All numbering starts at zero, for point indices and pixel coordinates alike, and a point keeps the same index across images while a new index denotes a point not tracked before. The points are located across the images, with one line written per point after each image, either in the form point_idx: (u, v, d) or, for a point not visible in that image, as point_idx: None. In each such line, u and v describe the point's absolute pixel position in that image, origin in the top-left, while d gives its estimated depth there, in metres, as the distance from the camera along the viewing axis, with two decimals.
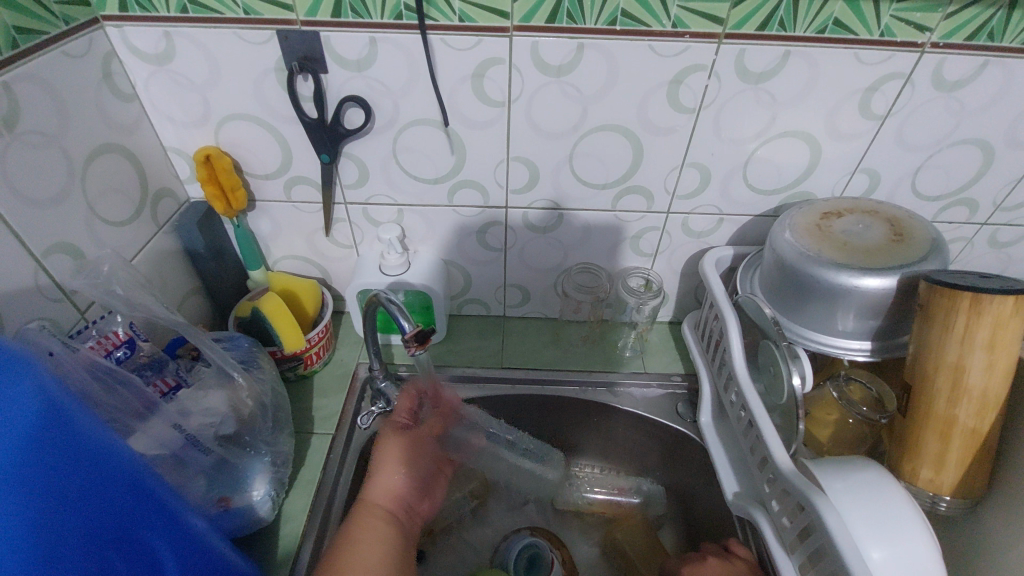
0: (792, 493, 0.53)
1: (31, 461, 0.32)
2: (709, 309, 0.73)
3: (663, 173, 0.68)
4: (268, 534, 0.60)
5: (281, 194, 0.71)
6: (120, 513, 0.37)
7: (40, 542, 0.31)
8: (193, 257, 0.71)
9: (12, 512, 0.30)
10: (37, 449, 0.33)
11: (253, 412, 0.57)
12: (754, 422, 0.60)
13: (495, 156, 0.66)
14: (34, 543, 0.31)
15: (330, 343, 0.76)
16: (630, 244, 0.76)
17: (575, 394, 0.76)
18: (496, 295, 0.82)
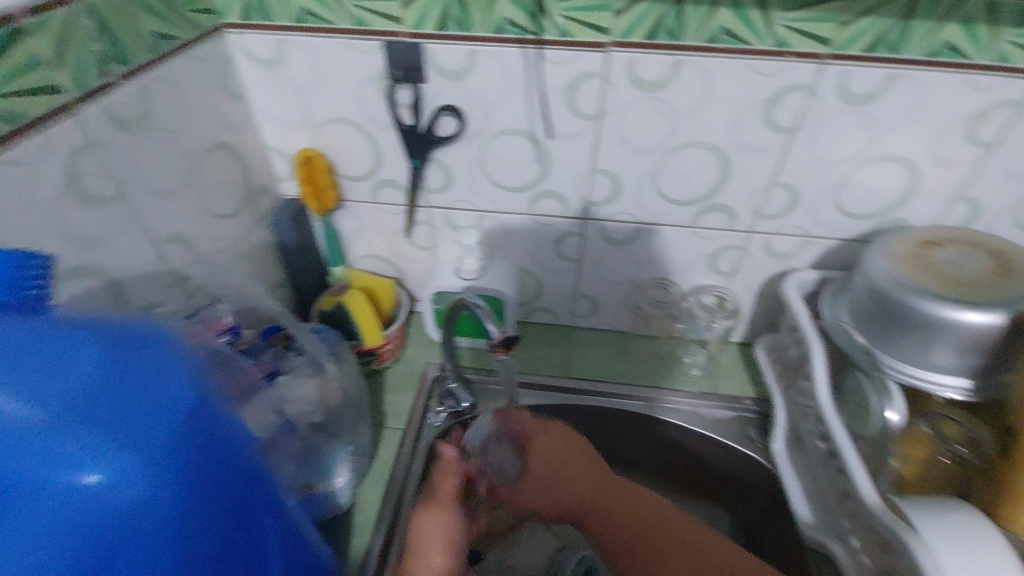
0: (879, 531, 0.51)
1: (176, 453, 0.33)
2: (789, 334, 0.71)
3: (749, 192, 0.67)
4: (345, 522, 0.62)
5: (368, 195, 0.74)
6: (247, 505, 0.39)
7: (175, 531, 0.33)
8: (284, 251, 0.75)
9: (155, 502, 0.32)
10: (182, 442, 0.34)
11: (339, 402, 0.59)
12: (838, 454, 0.58)
13: (579, 167, 0.67)
14: (169, 532, 0.33)
15: (402, 342, 0.79)
16: (707, 262, 0.75)
17: (641, 409, 0.75)
18: (565, 304, 0.83)
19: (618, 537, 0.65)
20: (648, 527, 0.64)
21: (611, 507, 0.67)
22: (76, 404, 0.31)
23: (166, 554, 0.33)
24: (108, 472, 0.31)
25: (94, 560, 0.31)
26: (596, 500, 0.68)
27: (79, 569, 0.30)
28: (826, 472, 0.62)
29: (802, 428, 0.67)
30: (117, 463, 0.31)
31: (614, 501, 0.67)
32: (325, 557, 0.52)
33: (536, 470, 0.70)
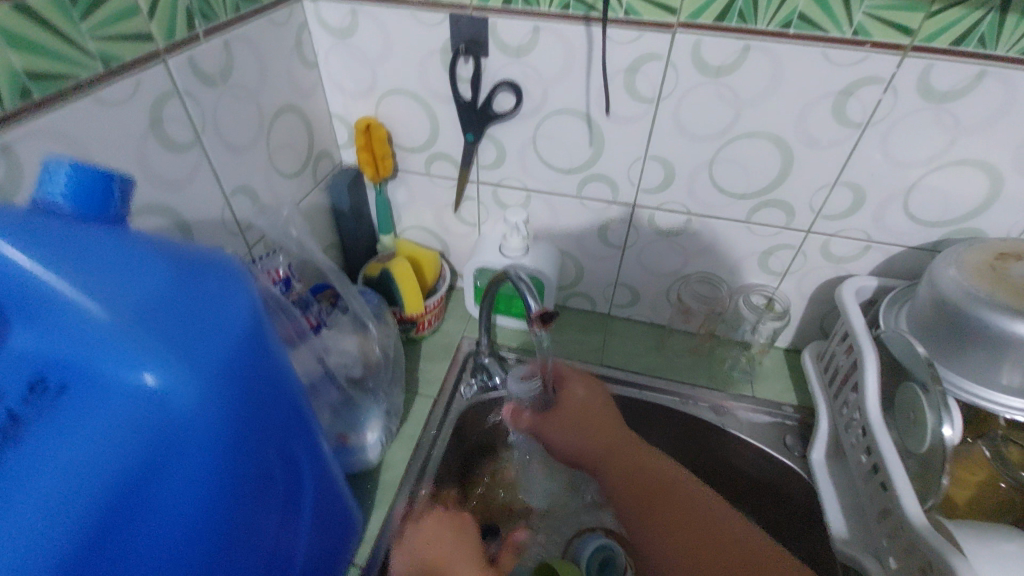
0: (920, 550, 0.48)
1: (233, 378, 0.33)
2: (840, 343, 0.68)
3: (810, 189, 0.64)
4: (372, 477, 0.65)
5: (422, 168, 0.76)
6: (286, 433, 0.40)
7: (223, 454, 0.33)
8: (338, 215, 0.78)
9: (210, 422, 0.32)
10: (239, 368, 0.34)
11: (378, 361, 0.62)
12: (881, 467, 0.56)
13: (633, 153, 0.66)
14: (217, 454, 0.33)
15: (441, 313, 0.81)
16: (758, 260, 0.72)
17: (675, 404, 0.74)
18: (605, 292, 0.82)
19: (629, 501, 0.54)
20: (662, 493, 0.53)
21: (626, 470, 0.57)
22: (138, 309, 0.31)
23: (212, 471, 0.33)
24: (167, 379, 0.31)
25: (142, 469, 0.30)
26: (608, 451, 0.59)
27: (128, 476, 0.30)
28: (866, 487, 0.59)
29: (845, 440, 0.64)
30: (177, 372, 0.31)
31: (630, 454, 0.58)
32: (350, 504, 0.54)
33: (563, 416, 0.64)
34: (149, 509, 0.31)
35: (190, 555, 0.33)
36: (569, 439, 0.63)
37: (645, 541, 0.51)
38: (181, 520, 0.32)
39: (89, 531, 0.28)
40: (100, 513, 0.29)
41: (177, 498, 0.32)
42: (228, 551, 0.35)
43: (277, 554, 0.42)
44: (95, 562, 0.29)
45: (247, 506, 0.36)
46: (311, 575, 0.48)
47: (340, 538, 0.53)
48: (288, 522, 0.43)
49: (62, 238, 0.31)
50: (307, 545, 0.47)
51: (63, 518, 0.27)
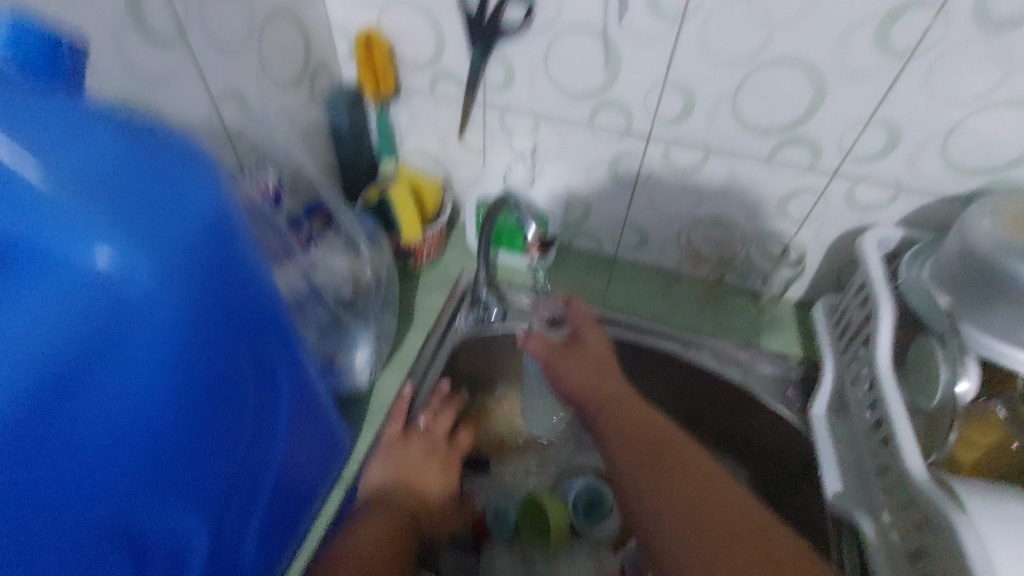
0: (919, 505, 0.46)
1: (189, 269, 0.31)
2: (856, 296, 0.65)
3: (841, 126, 0.59)
4: (361, 402, 0.64)
5: (426, 88, 0.71)
6: (255, 338, 0.38)
7: (176, 346, 0.31)
8: (337, 135, 0.74)
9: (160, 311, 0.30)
10: (197, 259, 0.31)
11: (369, 283, 0.60)
12: (885, 423, 0.53)
13: (652, 78, 0.61)
14: (168, 345, 0.31)
15: (440, 245, 0.78)
16: (777, 204, 0.68)
17: (675, 350, 0.71)
18: (613, 233, 0.79)
19: (625, 453, 0.48)
20: (662, 449, 0.47)
21: (627, 421, 0.51)
22: (82, 178, 0.28)
23: (165, 361, 0.31)
24: (116, 258, 0.28)
25: (88, 351, 0.29)
26: (614, 398, 0.53)
27: (72, 356, 0.28)
28: (867, 442, 0.57)
29: (851, 395, 0.61)
30: (127, 252, 0.28)
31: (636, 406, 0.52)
32: (336, 425, 0.53)
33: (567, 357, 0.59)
34: (97, 393, 0.29)
35: (144, 444, 0.32)
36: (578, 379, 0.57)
37: (641, 496, 0.45)
38: (132, 408, 0.31)
39: (26, 407, 0.27)
40: (40, 390, 0.27)
41: (128, 386, 0.30)
42: (187, 447, 0.34)
43: (248, 462, 0.40)
44: (34, 440, 0.27)
45: (207, 406, 0.35)
46: (289, 488, 0.48)
47: (323, 455, 0.52)
48: (261, 431, 0.41)
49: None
50: (284, 458, 0.45)
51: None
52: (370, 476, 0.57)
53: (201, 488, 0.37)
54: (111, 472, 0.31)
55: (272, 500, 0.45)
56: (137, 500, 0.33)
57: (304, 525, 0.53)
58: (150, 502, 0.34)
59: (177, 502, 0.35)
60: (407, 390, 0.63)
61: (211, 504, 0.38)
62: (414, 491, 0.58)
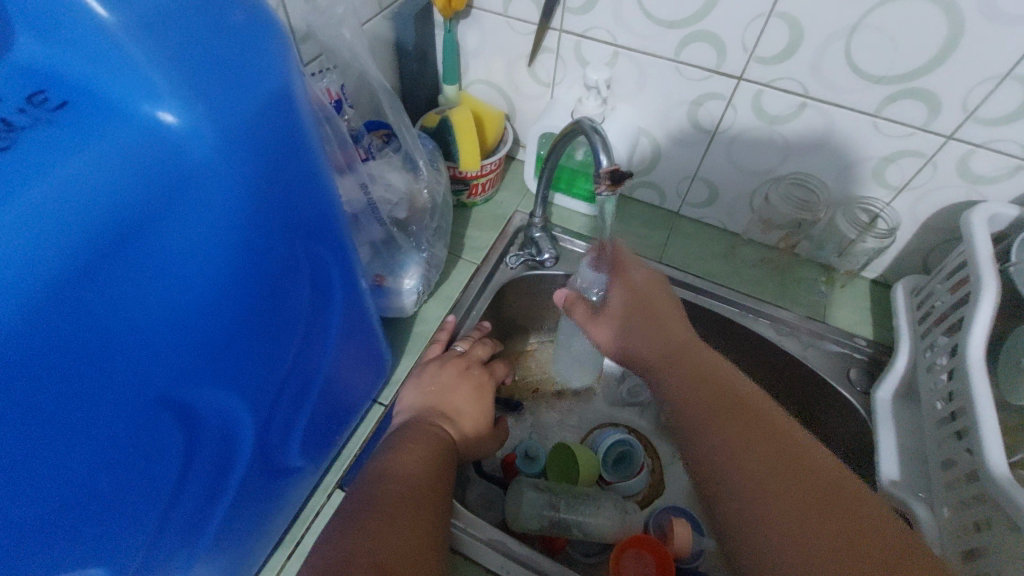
0: (992, 504, 0.43)
1: (250, 140, 0.29)
2: (944, 278, 0.59)
3: (971, 80, 0.51)
4: (404, 327, 0.63)
5: (499, 6, 0.66)
6: (308, 233, 0.36)
7: (234, 226, 0.30)
8: (401, 51, 0.70)
9: (219, 182, 0.28)
10: (257, 130, 0.29)
11: (424, 205, 0.58)
12: (963, 413, 0.49)
13: (755, 7, 0.54)
14: (226, 223, 0.30)
15: (496, 180, 0.75)
16: (872, 167, 0.61)
17: (733, 315, 0.67)
18: (679, 186, 0.74)
19: (685, 407, 0.45)
20: (727, 404, 0.43)
21: (687, 373, 0.47)
22: (150, 19, 0.25)
23: (227, 235, 0.30)
24: (184, 114, 0.26)
25: (150, 211, 0.26)
26: (671, 349, 0.50)
27: (133, 214, 0.26)
28: (935, 433, 0.52)
29: (922, 383, 0.56)
30: (196, 108, 0.26)
31: (696, 357, 0.49)
32: (381, 342, 0.53)
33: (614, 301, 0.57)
34: (156, 259, 0.27)
35: (201, 321, 0.31)
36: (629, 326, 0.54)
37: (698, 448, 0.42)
38: (192, 281, 0.29)
39: (86, 260, 0.24)
40: (101, 244, 0.25)
41: (188, 256, 0.29)
42: (241, 330, 0.34)
43: (297, 360, 0.40)
44: (95, 299, 0.25)
45: (261, 291, 0.34)
46: (332, 398, 0.48)
47: (368, 371, 0.52)
48: (311, 330, 0.41)
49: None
50: (331, 364, 0.45)
51: (61, 238, 0.23)
52: (405, 401, 0.55)
53: (251, 375, 0.36)
54: (168, 346, 0.29)
55: (318, 403, 0.46)
56: (192, 381, 0.32)
57: (345, 434, 0.53)
58: (204, 384, 0.33)
59: (228, 387, 0.35)
60: (450, 321, 0.62)
61: (259, 394, 0.38)
62: (448, 417, 0.54)
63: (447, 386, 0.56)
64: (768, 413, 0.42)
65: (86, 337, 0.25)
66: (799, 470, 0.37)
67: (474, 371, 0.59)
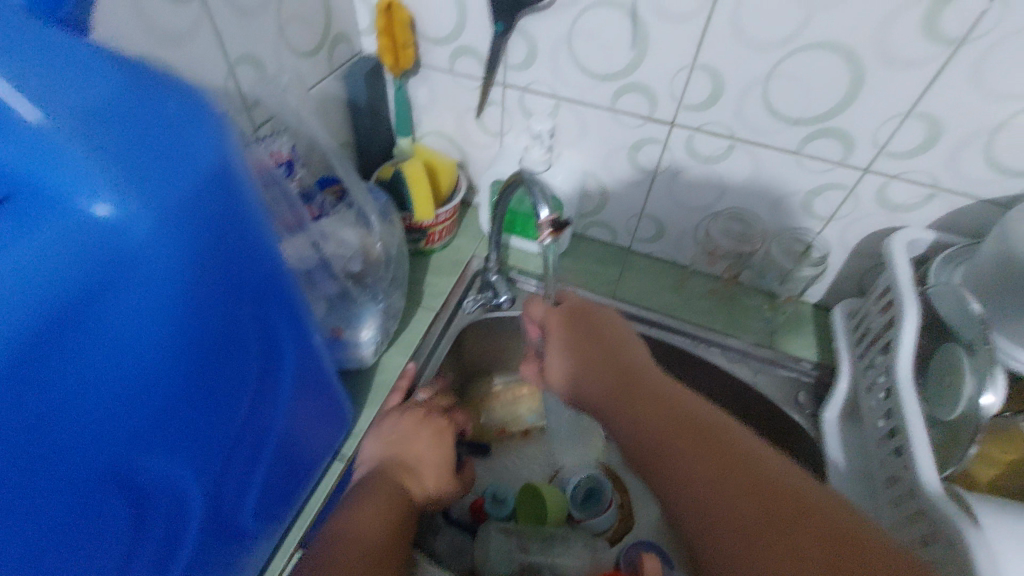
0: (929, 519, 0.44)
1: (190, 221, 0.30)
2: (876, 300, 0.62)
3: (877, 119, 0.55)
4: (365, 377, 0.64)
5: (446, 64, 0.69)
6: (256, 298, 0.37)
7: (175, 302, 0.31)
8: (354, 109, 0.73)
9: (159, 263, 0.29)
10: (197, 212, 0.30)
11: (378, 258, 0.59)
12: (898, 430, 0.51)
13: (680, 60, 0.58)
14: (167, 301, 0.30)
15: (453, 227, 0.77)
16: (802, 200, 0.65)
17: (686, 346, 0.70)
18: (628, 224, 0.77)
19: (644, 433, 0.45)
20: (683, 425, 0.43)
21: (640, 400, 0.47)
22: (85, 116, 0.26)
23: (165, 310, 0.31)
24: (121, 202, 0.27)
25: (85, 297, 0.27)
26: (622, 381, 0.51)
27: (68, 301, 0.26)
28: (878, 452, 0.55)
29: (864, 403, 0.59)
30: (133, 196, 0.27)
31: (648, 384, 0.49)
32: (341, 395, 0.53)
33: (567, 338, 0.57)
34: (92, 342, 0.28)
35: (143, 396, 0.31)
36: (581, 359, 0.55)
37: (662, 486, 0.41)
38: (131, 359, 0.30)
39: (19, 354, 0.25)
40: (34, 335, 0.25)
41: (125, 335, 0.29)
42: (188, 401, 0.34)
43: (249, 422, 0.40)
44: (28, 388, 0.26)
45: (208, 360, 0.34)
46: (289, 454, 0.48)
47: (326, 424, 0.52)
48: (262, 390, 0.41)
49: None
50: (286, 421, 0.45)
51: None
52: (366, 453, 0.55)
53: (199, 444, 0.36)
54: (108, 423, 0.30)
55: (273, 462, 0.46)
56: (138, 454, 0.32)
57: (306, 491, 0.53)
58: (148, 457, 0.33)
59: (175, 457, 0.35)
60: (411, 368, 0.63)
61: (209, 461, 0.38)
62: (409, 470, 0.54)
63: (403, 441, 0.55)
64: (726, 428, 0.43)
65: (20, 426, 0.26)
66: (760, 481, 0.38)
67: (432, 422, 0.58)
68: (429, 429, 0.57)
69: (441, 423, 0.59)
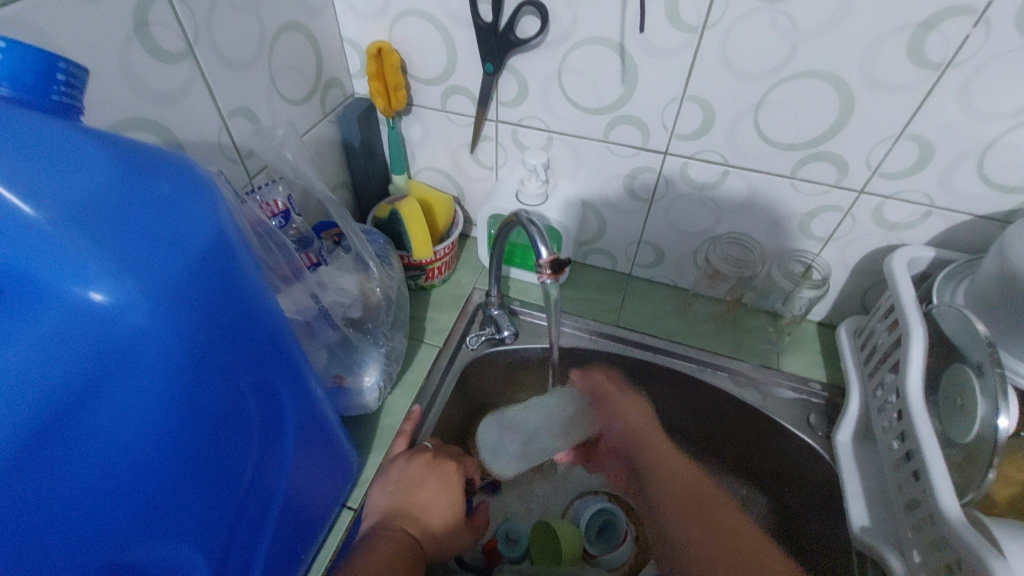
0: (951, 547, 0.43)
1: (187, 303, 0.30)
2: (880, 319, 0.62)
3: (869, 141, 0.56)
4: (371, 422, 0.63)
5: (437, 103, 0.70)
6: (257, 365, 0.37)
7: (175, 385, 0.30)
8: (348, 150, 0.73)
9: (157, 350, 0.29)
10: (195, 293, 0.30)
11: (379, 303, 0.59)
12: (915, 454, 0.50)
13: (670, 92, 0.58)
14: (168, 385, 0.30)
15: (452, 262, 0.77)
16: (800, 222, 0.66)
17: (692, 372, 0.70)
18: (627, 250, 0.78)
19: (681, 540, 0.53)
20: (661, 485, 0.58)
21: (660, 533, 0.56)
22: (78, 209, 0.26)
23: (165, 395, 0.30)
24: (114, 293, 0.27)
25: (79, 390, 0.27)
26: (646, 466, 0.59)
27: (61, 397, 0.26)
28: (893, 474, 0.54)
29: (875, 423, 0.59)
30: (127, 285, 0.27)
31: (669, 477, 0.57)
32: (344, 446, 0.52)
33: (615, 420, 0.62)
34: (87, 433, 0.28)
35: (142, 481, 0.31)
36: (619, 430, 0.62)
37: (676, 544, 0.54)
38: (130, 445, 0.29)
39: (11, 455, 0.25)
40: (26, 434, 0.25)
41: (123, 423, 0.29)
42: (190, 479, 0.33)
43: (252, 490, 0.40)
44: (20, 486, 0.26)
45: (209, 437, 0.34)
46: (296, 514, 0.47)
47: (331, 477, 0.51)
48: (265, 456, 0.40)
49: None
50: (291, 481, 0.45)
51: None
52: (373, 503, 0.54)
53: (203, 520, 0.36)
54: (106, 510, 0.30)
55: (279, 524, 0.45)
56: (138, 537, 0.32)
57: (313, 548, 0.52)
58: (149, 538, 0.33)
59: (177, 537, 0.34)
60: (416, 410, 0.62)
61: (213, 535, 0.37)
62: (414, 517, 0.53)
63: (408, 490, 0.54)
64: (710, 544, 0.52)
65: (11, 524, 0.26)
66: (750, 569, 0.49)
67: (437, 467, 0.56)
68: (433, 475, 0.56)
69: (448, 467, 0.57)
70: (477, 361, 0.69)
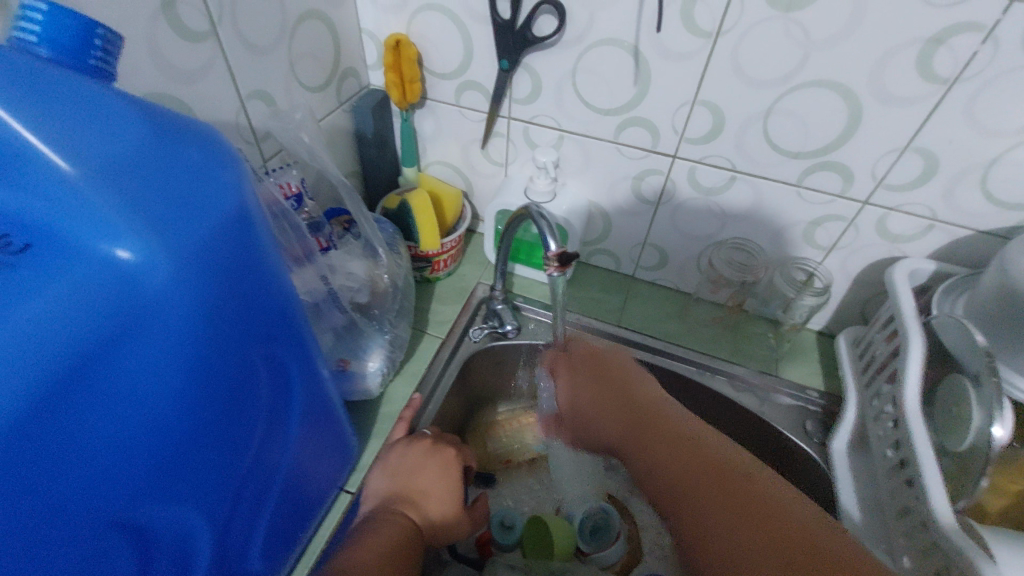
0: (942, 552, 0.44)
1: (208, 267, 0.30)
2: (879, 329, 0.63)
3: (875, 153, 0.57)
4: (371, 409, 0.64)
5: (451, 97, 0.71)
6: (269, 336, 0.37)
7: (192, 347, 0.31)
8: (360, 140, 0.74)
9: (177, 309, 0.29)
10: (216, 257, 0.31)
11: (386, 288, 0.60)
12: (909, 463, 0.50)
13: (681, 96, 0.59)
14: (185, 347, 0.31)
15: (457, 256, 0.78)
16: (803, 231, 0.66)
17: (692, 374, 0.71)
18: (631, 252, 0.79)
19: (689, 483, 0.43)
20: (720, 467, 0.43)
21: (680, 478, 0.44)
22: (108, 166, 0.27)
23: (181, 356, 0.31)
24: (140, 251, 0.28)
25: (100, 346, 0.27)
26: (670, 436, 0.47)
27: (83, 349, 0.27)
28: (887, 483, 0.54)
29: (871, 431, 0.59)
30: (150, 245, 0.28)
31: (732, 461, 0.44)
32: (347, 428, 0.53)
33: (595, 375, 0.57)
34: (107, 389, 0.28)
35: (154, 442, 0.31)
36: (612, 424, 0.53)
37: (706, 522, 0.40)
38: (144, 405, 0.30)
39: (29, 405, 0.25)
40: (48, 385, 0.26)
41: (140, 383, 0.29)
42: (199, 445, 0.34)
43: (256, 464, 0.40)
44: (38, 440, 0.26)
45: (218, 406, 0.34)
46: (295, 492, 0.47)
47: (331, 460, 0.52)
48: (271, 433, 0.41)
49: (22, 72, 0.26)
50: (294, 459, 0.45)
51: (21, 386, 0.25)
52: (372, 487, 0.55)
53: (207, 488, 0.36)
54: (118, 469, 0.30)
55: (279, 504, 0.45)
56: (146, 498, 0.32)
57: (310, 528, 0.52)
58: (157, 501, 0.33)
59: (184, 501, 0.35)
60: (416, 398, 0.62)
61: (217, 504, 0.38)
62: (413, 503, 0.53)
63: (406, 476, 0.54)
64: (727, 489, 0.42)
65: (27, 478, 0.26)
66: (772, 513, 0.39)
67: (437, 457, 0.56)
68: (433, 464, 0.56)
69: (446, 456, 0.57)
70: (477, 354, 0.69)
